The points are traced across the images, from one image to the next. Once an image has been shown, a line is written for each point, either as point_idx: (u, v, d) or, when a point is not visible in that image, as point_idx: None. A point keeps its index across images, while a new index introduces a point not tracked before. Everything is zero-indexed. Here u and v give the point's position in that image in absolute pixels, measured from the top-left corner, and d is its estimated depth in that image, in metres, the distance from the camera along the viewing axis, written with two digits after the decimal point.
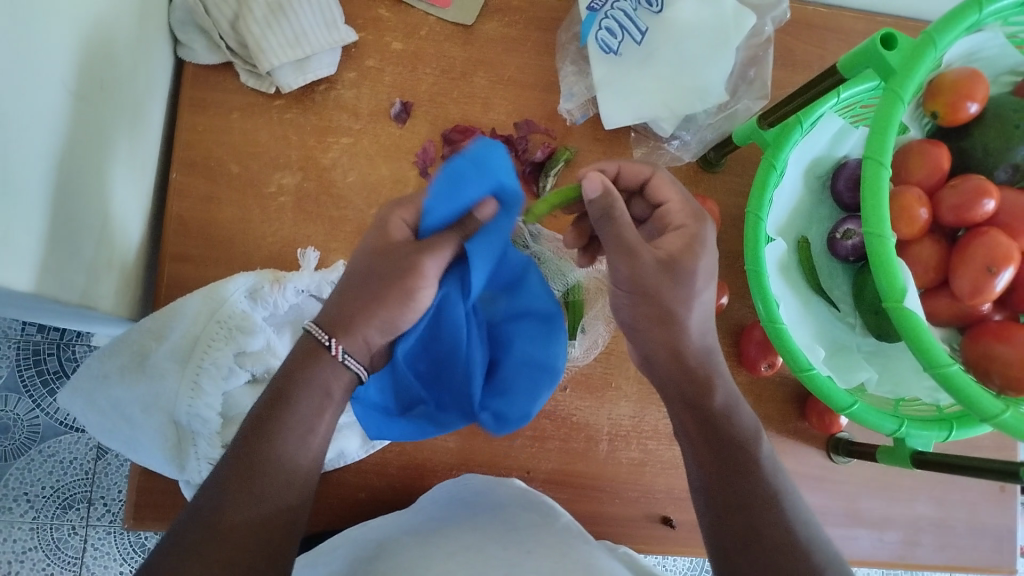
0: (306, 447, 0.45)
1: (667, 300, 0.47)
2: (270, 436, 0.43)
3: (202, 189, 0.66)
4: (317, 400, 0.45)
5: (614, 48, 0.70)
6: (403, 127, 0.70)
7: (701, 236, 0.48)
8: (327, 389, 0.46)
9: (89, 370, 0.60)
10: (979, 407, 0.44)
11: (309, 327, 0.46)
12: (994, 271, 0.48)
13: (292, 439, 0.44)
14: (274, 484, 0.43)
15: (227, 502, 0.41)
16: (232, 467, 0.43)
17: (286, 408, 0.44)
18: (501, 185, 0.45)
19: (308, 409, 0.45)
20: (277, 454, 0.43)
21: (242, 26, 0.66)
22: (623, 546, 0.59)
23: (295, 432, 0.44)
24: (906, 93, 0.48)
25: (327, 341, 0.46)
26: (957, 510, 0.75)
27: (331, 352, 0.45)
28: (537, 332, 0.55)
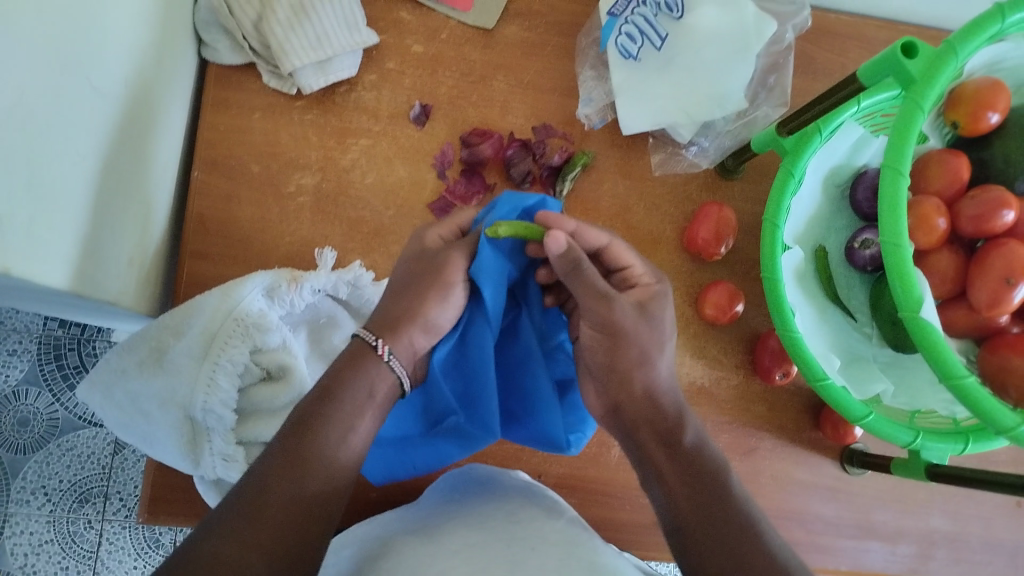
0: (347, 444, 0.45)
1: (644, 340, 0.50)
2: (316, 426, 0.44)
3: (221, 188, 0.66)
4: (360, 400, 0.47)
5: (633, 53, 0.70)
6: (422, 130, 0.70)
7: (664, 294, 0.53)
8: (371, 391, 0.47)
9: (109, 364, 0.61)
10: (994, 419, 0.44)
11: (360, 332, 0.49)
12: (1011, 283, 0.47)
13: (336, 434, 0.45)
14: (317, 477, 0.43)
15: (272, 482, 0.42)
16: (280, 453, 0.43)
17: (332, 405, 0.46)
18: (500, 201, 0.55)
19: (351, 409, 0.46)
20: (320, 448, 0.44)
21: (265, 27, 0.66)
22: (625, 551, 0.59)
23: (336, 429, 0.45)
24: (926, 102, 0.48)
25: (374, 342, 0.48)
26: (972, 525, 0.74)
27: (380, 353, 0.48)
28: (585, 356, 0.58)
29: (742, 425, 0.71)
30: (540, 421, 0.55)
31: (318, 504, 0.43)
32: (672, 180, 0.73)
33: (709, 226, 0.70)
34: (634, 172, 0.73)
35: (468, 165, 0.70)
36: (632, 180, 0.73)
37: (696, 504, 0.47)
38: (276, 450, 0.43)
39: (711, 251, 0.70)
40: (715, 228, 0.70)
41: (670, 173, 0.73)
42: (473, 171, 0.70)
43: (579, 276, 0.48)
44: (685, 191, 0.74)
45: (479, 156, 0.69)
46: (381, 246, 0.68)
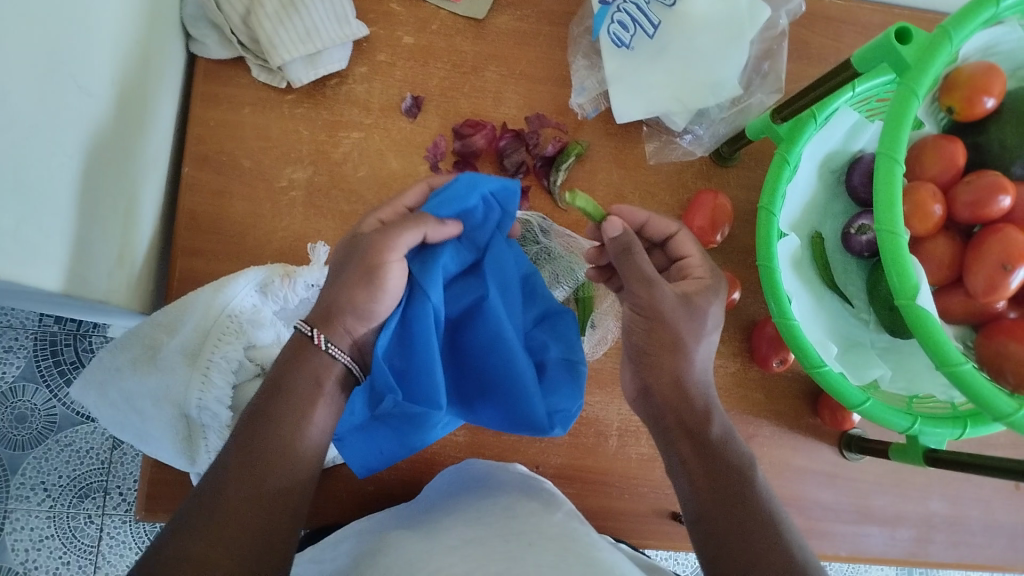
0: (302, 436, 0.45)
1: (681, 329, 0.49)
2: (264, 422, 0.45)
3: (212, 183, 0.66)
4: (308, 390, 0.47)
5: (626, 42, 0.69)
6: (414, 122, 0.70)
7: (715, 287, 0.52)
8: (316, 379, 0.47)
9: (103, 362, 0.61)
10: (992, 406, 0.44)
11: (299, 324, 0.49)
12: (1009, 269, 0.47)
13: (286, 426, 0.45)
14: (276, 472, 0.43)
15: (229, 480, 0.42)
16: (234, 449, 0.44)
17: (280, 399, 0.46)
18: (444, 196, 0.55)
19: (300, 402, 0.46)
20: (274, 443, 0.44)
21: (253, 20, 0.66)
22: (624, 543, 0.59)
23: (288, 423, 0.45)
24: (921, 88, 0.47)
25: (308, 330, 0.48)
26: (970, 509, 0.74)
27: (315, 342, 0.48)
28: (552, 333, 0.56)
29: (740, 413, 0.71)
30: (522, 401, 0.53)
31: (283, 497, 0.43)
32: (666, 167, 0.73)
33: (705, 215, 0.69)
34: (629, 162, 0.73)
35: (461, 156, 0.70)
36: (625, 169, 0.72)
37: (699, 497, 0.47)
38: (233, 447, 0.44)
39: (708, 238, 0.70)
40: (710, 216, 0.69)
41: (665, 161, 0.73)
42: (466, 163, 0.70)
43: (628, 258, 0.50)
44: (679, 179, 0.73)
45: (472, 147, 0.69)
46: None
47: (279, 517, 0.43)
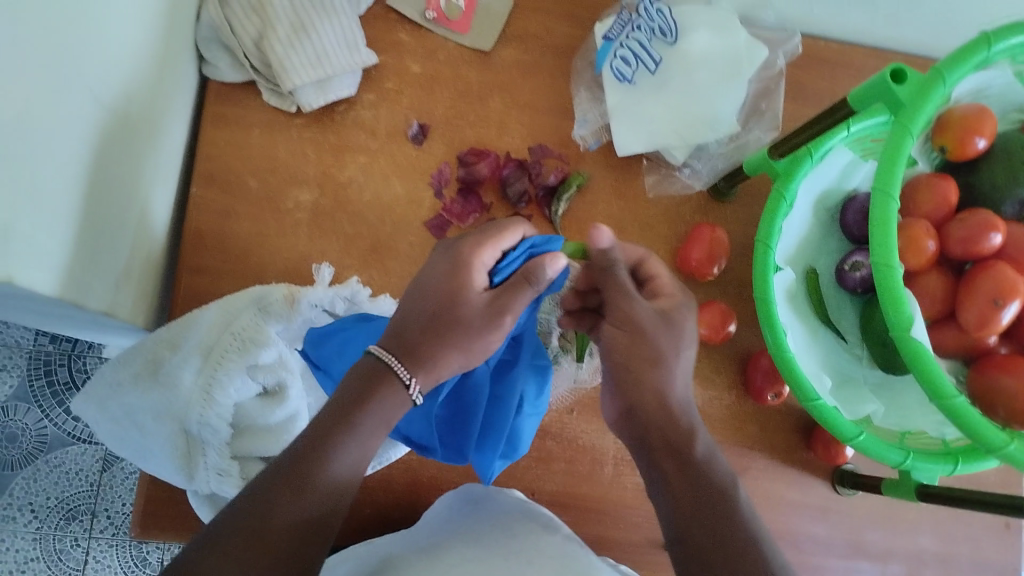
0: (356, 470, 0.46)
1: (660, 344, 0.50)
2: (328, 447, 0.44)
3: (219, 203, 0.67)
4: (375, 429, 0.46)
5: (629, 77, 0.71)
6: (419, 149, 0.71)
7: (688, 303, 0.53)
8: (387, 421, 0.47)
9: (105, 378, 0.61)
10: (985, 439, 0.45)
11: (378, 353, 0.48)
12: (1000, 304, 0.48)
13: (348, 456, 0.45)
14: (321, 499, 0.43)
15: (280, 496, 0.42)
16: (288, 464, 0.44)
17: (347, 428, 0.45)
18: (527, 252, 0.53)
19: (367, 435, 0.46)
20: (330, 471, 0.44)
21: (265, 45, 0.67)
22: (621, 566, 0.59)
23: (350, 456, 0.45)
24: (915, 127, 0.49)
25: (406, 378, 0.47)
26: (962, 546, 0.75)
27: (409, 391, 0.47)
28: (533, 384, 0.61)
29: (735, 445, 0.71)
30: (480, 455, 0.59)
31: (322, 525, 0.43)
32: (666, 200, 0.74)
33: (702, 248, 0.71)
34: (628, 194, 0.74)
35: (464, 184, 0.71)
36: (626, 202, 0.74)
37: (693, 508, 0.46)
38: (286, 462, 0.44)
39: (704, 271, 0.71)
40: (708, 249, 0.71)
41: (664, 194, 0.74)
42: (469, 190, 0.71)
43: (611, 274, 0.52)
44: (678, 213, 0.74)
45: (476, 176, 0.70)
46: (378, 263, 0.69)
47: (311, 541, 0.42)
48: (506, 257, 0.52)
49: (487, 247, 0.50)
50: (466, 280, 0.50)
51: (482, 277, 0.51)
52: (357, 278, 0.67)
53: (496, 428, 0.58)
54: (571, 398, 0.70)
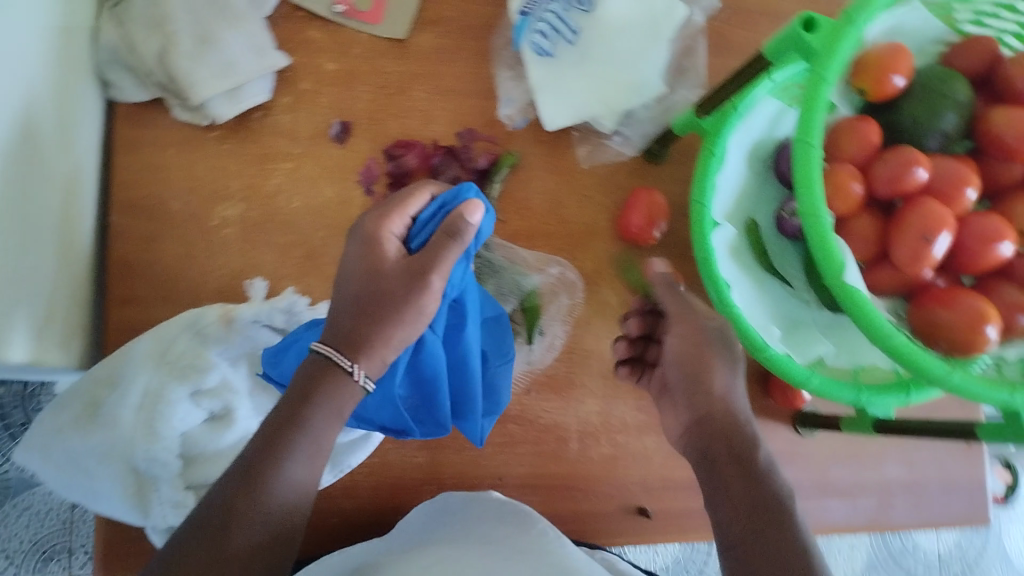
0: (314, 466, 0.48)
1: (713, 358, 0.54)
2: (281, 449, 0.46)
3: (142, 229, 0.65)
4: (331, 420, 0.48)
5: (549, 50, 0.69)
6: (343, 147, 0.70)
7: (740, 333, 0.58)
8: (340, 410, 0.48)
9: (45, 425, 0.60)
10: (929, 372, 0.46)
11: (322, 349, 0.49)
12: (930, 239, 0.48)
13: (302, 453, 0.47)
14: (282, 499, 0.46)
15: (238, 503, 0.45)
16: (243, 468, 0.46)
17: (298, 426, 0.47)
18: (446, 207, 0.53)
19: (320, 428, 0.48)
20: (286, 473, 0.46)
21: (169, 60, 0.63)
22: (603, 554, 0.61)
23: (304, 454, 0.47)
24: (830, 73, 0.48)
25: (349, 365, 0.48)
26: (926, 472, 0.77)
27: (354, 377, 0.48)
28: (491, 335, 0.64)
29: None
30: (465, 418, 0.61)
31: (286, 523, 0.46)
32: (600, 170, 0.74)
33: (641, 211, 0.70)
34: (562, 167, 0.73)
35: (394, 178, 0.70)
36: (560, 175, 0.73)
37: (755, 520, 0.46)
38: (243, 464, 0.46)
39: (645, 236, 0.71)
40: (647, 213, 0.70)
41: (598, 164, 0.74)
42: (399, 184, 0.70)
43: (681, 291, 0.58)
44: (614, 180, 0.74)
45: (405, 168, 0.69)
46: (315, 269, 0.67)
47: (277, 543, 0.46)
48: (417, 222, 0.53)
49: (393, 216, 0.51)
50: (378, 252, 0.50)
51: (397, 247, 0.51)
52: (292, 287, 0.66)
53: (464, 393, 0.60)
54: (527, 379, 0.70)
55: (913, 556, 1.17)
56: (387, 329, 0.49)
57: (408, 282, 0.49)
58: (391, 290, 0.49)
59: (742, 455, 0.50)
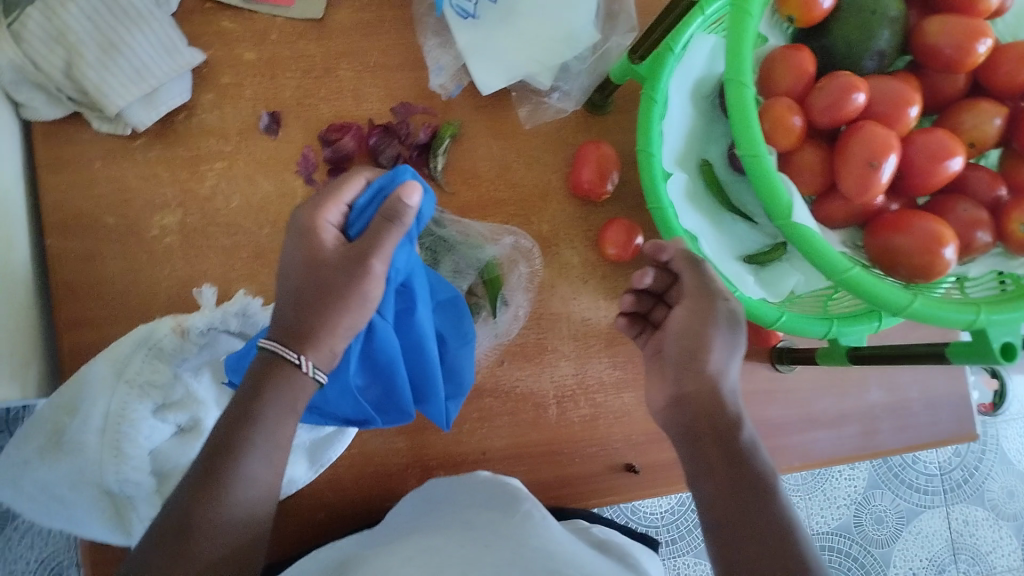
0: (274, 463, 0.48)
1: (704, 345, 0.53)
2: (238, 452, 0.46)
3: (81, 249, 0.63)
4: (283, 416, 0.48)
5: (471, 11, 0.67)
6: (275, 139, 0.67)
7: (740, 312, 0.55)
8: (293, 405, 0.48)
9: (10, 458, 0.59)
10: (887, 301, 0.45)
11: (272, 345, 0.48)
12: (876, 165, 0.47)
13: (259, 450, 0.47)
14: (244, 500, 0.46)
15: (198, 512, 0.44)
16: (200, 475, 0.45)
17: (252, 424, 0.47)
18: (381, 186, 0.52)
19: (274, 425, 0.48)
20: (246, 473, 0.46)
21: (76, 73, 0.61)
22: (594, 526, 0.62)
23: (262, 452, 0.47)
24: (754, 6, 0.46)
25: (296, 359, 0.47)
26: (907, 390, 0.76)
27: (303, 369, 0.48)
28: (448, 318, 0.63)
29: None
30: (428, 403, 0.60)
31: (249, 525, 0.46)
32: (545, 128, 0.71)
33: (591, 166, 0.69)
34: (506, 130, 0.71)
35: (333, 164, 0.67)
36: (505, 139, 0.71)
37: (736, 497, 0.47)
38: (199, 472, 0.46)
39: (599, 191, 0.69)
40: (597, 167, 0.69)
41: (541, 123, 0.71)
42: (339, 169, 0.67)
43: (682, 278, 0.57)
44: (559, 137, 0.72)
45: (343, 151, 0.67)
46: (265, 268, 0.65)
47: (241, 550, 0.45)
48: (354, 209, 0.52)
49: (326, 205, 0.50)
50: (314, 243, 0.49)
51: (336, 237, 0.50)
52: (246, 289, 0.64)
53: (426, 379, 0.59)
54: (498, 351, 0.69)
55: (913, 469, 1.18)
56: (332, 317, 0.48)
57: (346, 267, 0.48)
58: (330, 278, 0.48)
59: (723, 435, 0.50)
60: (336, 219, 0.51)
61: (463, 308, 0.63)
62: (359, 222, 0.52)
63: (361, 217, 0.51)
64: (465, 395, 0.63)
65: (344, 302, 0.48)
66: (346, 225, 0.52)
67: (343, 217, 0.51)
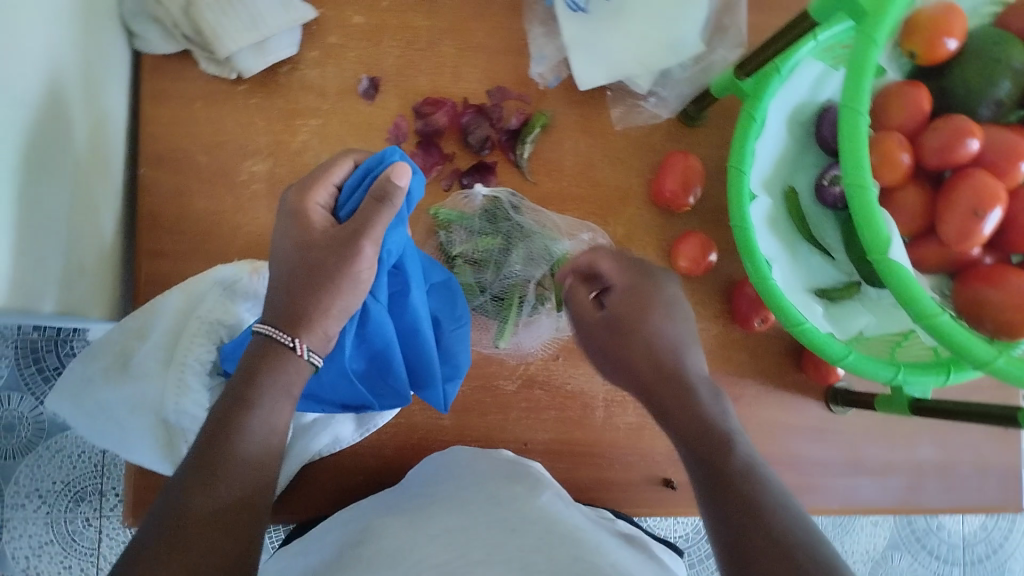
0: (272, 443, 0.44)
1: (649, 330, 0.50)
2: (240, 428, 0.43)
3: (170, 182, 0.64)
4: (280, 398, 0.45)
5: (581, 6, 0.67)
6: (371, 104, 0.68)
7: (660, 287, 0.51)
8: (290, 388, 0.45)
9: (76, 373, 0.61)
10: (971, 354, 0.44)
11: (267, 330, 0.46)
12: (980, 214, 0.46)
13: (257, 431, 0.44)
14: (243, 478, 0.42)
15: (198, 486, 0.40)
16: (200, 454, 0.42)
17: (249, 406, 0.44)
18: (370, 169, 0.49)
19: (271, 406, 0.44)
20: (246, 448, 0.43)
21: (195, 12, 0.63)
22: (618, 519, 0.61)
23: (260, 431, 0.44)
24: (881, 33, 0.46)
25: (290, 341, 0.45)
26: (959, 452, 0.75)
27: (297, 352, 0.45)
28: (440, 301, 0.62)
29: (725, 376, 0.70)
30: (427, 386, 0.59)
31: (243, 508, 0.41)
32: (634, 132, 0.71)
33: (675, 176, 0.68)
34: (595, 129, 0.71)
35: (423, 136, 0.68)
36: (593, 137, 0.71)
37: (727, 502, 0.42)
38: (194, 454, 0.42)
39: (679, 202, 0.69)
40: (681, 177, 0.68)
41: (632, 126, 0.71)
42: (429, 142, 0.68)
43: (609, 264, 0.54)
44: (648, 142, 0.72)
45: (434, 126, 0.68)
46: None
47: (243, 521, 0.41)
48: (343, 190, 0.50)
49: (315, 187, 0.49)
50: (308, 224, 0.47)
51: (324, 217, 0.48)
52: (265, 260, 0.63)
53: (423, 361, 0.58)
54: (554, 346, 0.69)
55: (937, 537, 1.15)
56: (324, 300, 0.46)
57: (337, 248, 0.46)
58: (322, 261, 0.46)
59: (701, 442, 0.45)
60: (324, 202, 0.49)
61: (457, 290, 0.62)
62: (349, 204, 0.49)
63: (351, 200, 0.49)
64: (461, 377, 0.62)
65: (335, 286, 0.46)
66: (338, 208, 0.50)
67: (330, 201, 0.49)
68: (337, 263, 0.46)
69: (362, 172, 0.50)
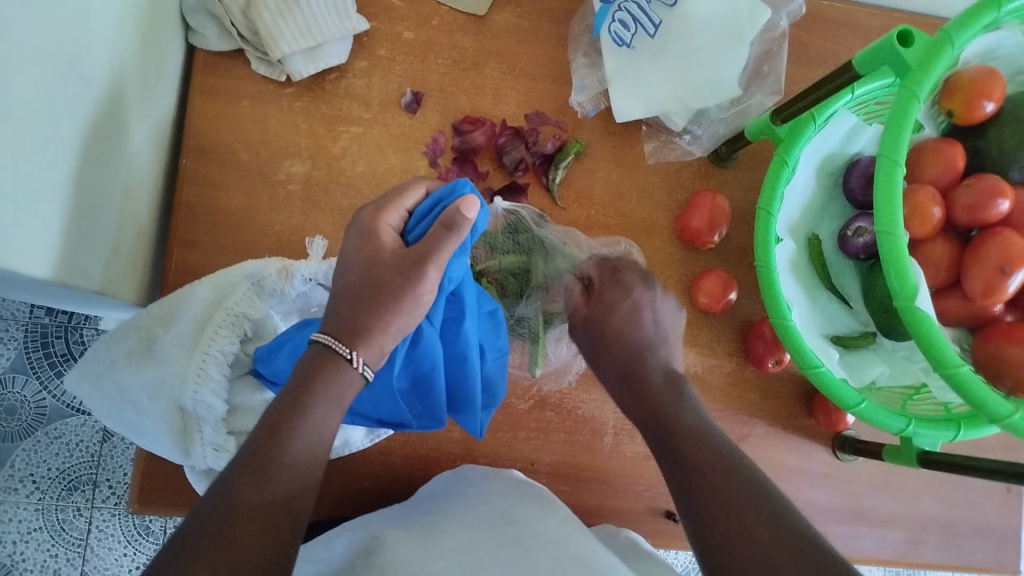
0: (315, 450, 0.45)
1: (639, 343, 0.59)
2: (288, 432, 0.43)
3: (209, 175, 0.65)
4: (329, 411, 0.45)
5: (627, 41, 0.69)
6: (413, 117, 0.70)
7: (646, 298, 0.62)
8: (339, 402, 0.46)
9: (96, 355, 0.61)
10: (988, 408, 0.44)
11: (326, 340, 0.47)
12: (1007, 272, 0.47)
13: (303, 439, 0.44)
14: (286, 484, 0.42)
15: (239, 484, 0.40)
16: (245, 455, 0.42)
17: (301, 413, 0.44)
18: (443, 199, 0.50)
19: (321, 417, 0.45)
20: (292, 454, 0.43)
21: (254, 13, 0.65)
22: (625, 530, 0.64)
23: (306, 441, 0.44)
24: (922, 90, 0.47)
25: (347, 352, 0.46)
26: (961, 510, 0.75)
27: (353, 364, 0.46)
28: (485, 328, 0.60)
29: (735, 413, 0.71)
30: (465, 413, 0.60)
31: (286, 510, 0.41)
32: (665, 167, 0.73)
33: (703, 215, 0.70)
34: (627, 160, 0.73)
35: (460, 153, 0.69)
36: (625, 168, 0.73)
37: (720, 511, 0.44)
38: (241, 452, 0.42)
39: (704, 239, 0.70)
40: (708, 215, 0.70)
41: (664, 161, 0.73)
42: (465, 159, 0.70)
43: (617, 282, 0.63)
44: (678, 178, 0.73)
45: (471, 144, 0.69)
46: None
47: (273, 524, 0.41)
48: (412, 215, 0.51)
49: (388, 208, 0.50)
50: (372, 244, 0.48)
51: (393, 239, 0.50)
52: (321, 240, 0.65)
53: (464, 387, 0.59)
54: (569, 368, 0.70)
55: None
56: (369, 319, 0.47)
57: (403, 270, 0.47)
58: (367, 285, 0.47)
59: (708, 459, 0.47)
60: (394, 223, 0.50)
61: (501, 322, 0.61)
62: (418, 228, 0.50)
63: (418, 224, 0.50)
64: (496, 406, 0.62)
65: (376, 312, 0.47)
66: (406, 230, 0.51)
67: (401, 223, 0.51)
68: (393, 277, 0.47)
69: (435, 200, 0.50)
